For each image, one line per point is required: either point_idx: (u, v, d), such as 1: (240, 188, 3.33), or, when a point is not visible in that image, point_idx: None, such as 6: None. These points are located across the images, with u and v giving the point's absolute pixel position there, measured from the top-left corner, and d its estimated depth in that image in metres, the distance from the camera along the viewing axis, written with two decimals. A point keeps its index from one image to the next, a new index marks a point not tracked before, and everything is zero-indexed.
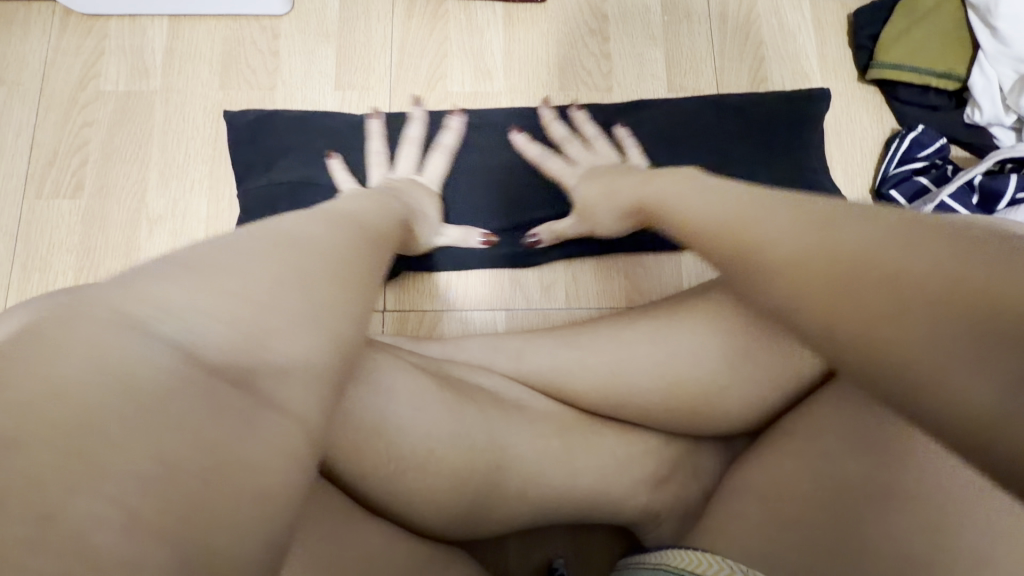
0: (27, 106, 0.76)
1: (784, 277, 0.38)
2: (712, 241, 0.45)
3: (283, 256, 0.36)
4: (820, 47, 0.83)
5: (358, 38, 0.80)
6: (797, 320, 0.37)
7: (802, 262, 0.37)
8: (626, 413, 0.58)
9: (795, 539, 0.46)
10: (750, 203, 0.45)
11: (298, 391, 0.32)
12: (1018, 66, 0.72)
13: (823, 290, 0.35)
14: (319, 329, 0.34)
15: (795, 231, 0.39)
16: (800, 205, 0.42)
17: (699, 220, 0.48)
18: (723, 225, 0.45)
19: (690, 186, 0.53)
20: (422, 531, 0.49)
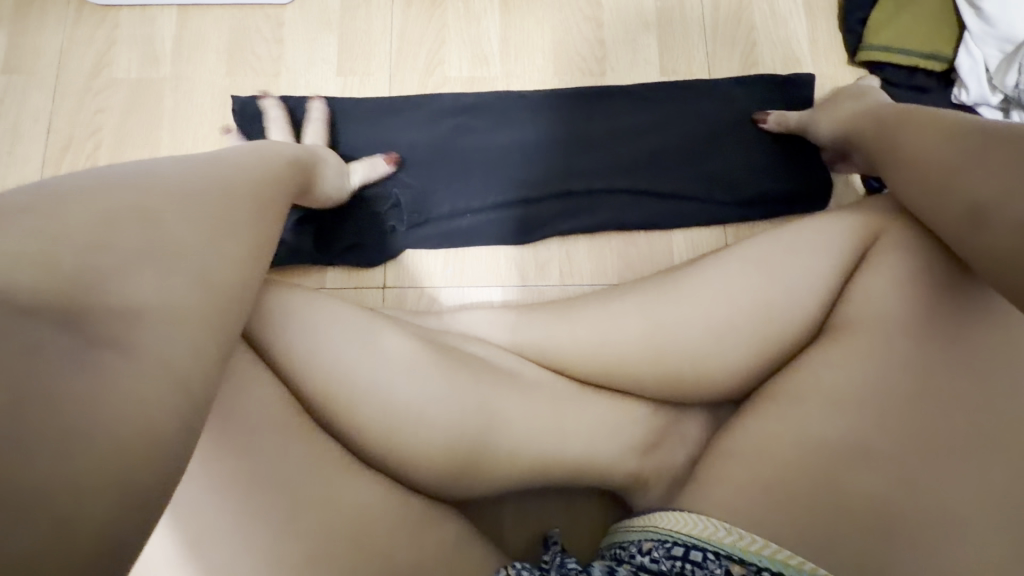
0: (44, 93, 0.79)
1: (969, 212, 0.49)
2: (913, 177, 0.55)
3: (130, 199, 0.39)
4: (811, 31, 0.84)
5: (359, 26, 0.82)
6: (974, 248, 0.48)
7: (991, 200, 0.47)
8: (613, 382, 0.60)
9: (776, 498, 0.48)
10: (961, 139, 0.51)
11: (155, 319, 0.36)
12: (1003, 46, 0.74)
13: (1004, 226, 0.46)
14: (183, 268, 0.38)
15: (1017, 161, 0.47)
16: (982, 143, 0.50)
17: (905, 153, 0.57)
18: (922, 164, 0.54)
19: (902, 114, 0.60)
20: (411, 482, 0.51)
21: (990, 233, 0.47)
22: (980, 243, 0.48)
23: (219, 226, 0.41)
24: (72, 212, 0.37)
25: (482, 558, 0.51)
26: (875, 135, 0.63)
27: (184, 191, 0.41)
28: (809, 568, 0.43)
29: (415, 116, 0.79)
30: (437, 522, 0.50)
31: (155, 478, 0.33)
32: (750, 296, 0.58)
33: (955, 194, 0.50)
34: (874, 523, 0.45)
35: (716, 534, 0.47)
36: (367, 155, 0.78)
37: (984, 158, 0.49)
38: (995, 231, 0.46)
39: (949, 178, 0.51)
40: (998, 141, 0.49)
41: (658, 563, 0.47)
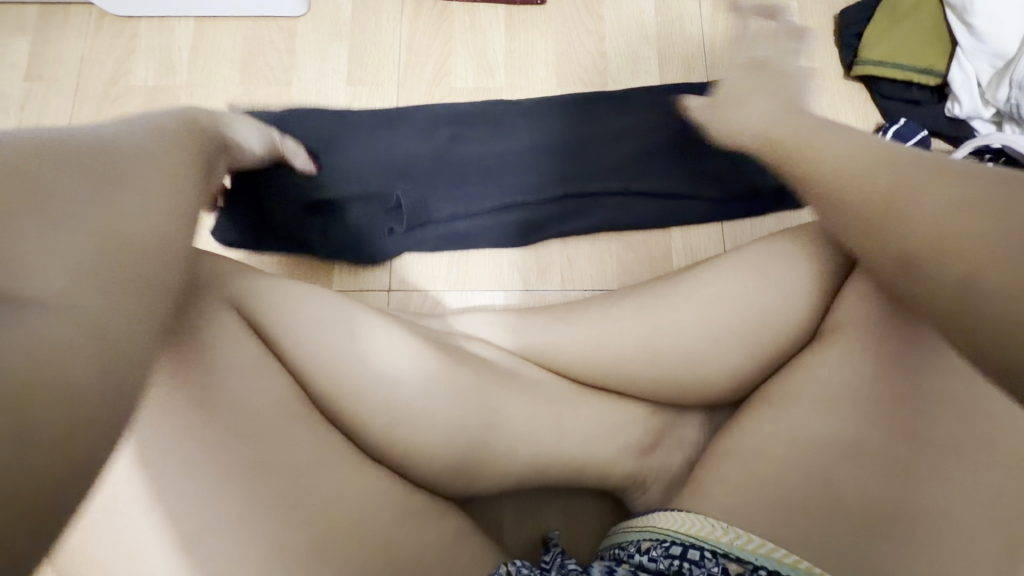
0: (64, 99, 0.82)
1: (924, 240, 0.40)
2: (844, 201, 0.46)
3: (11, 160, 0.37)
4: (807, 46, 0.87)
5: (368, 37, 0.85)
6: (932, 285, 0.39)
7: (948, 228, 0.39)
8: (613, 383, 0.61)
9: (773, 498, 0.49)
10: (902, 168, 0.45)
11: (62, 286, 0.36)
12: (994, 61, 0.77)
13: (976, 256, 0.37)
14: (78, 235, 0.37)
15: (959, 192, 0.40)
16: (934, 170, 0.43)
17: (835, 171, 0.49)
18: (859, 182, 0.46)
19: (833, 137, 0.53)
20: (413, 476, 0.53)
21: (928, 277, 0.39)
22: (934, 286, 0.39)
23: (113, 189, 0.41)
24: None
25: (479, 555, 0.51)
26: (788, 152, 0.56)
27: (70, 155, 0.40)
28: (804, 566, 0.43)
29: (411, 126, 0.81)
30: (436, 518, 0.51)
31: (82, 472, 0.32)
32: (746, 300, 0.59)
33: (889, 235, 0.42)
34: (871, 521, 0.46)
35: (713, 532, 0.47)
36: (365, 169, 0.79)
37: (919, 192, 0.42)
38: (937, 279, 0.38)
39: (878, 218, 0.43)
40: (933, 175, 0.42)
41: (656, 562, 0.47)
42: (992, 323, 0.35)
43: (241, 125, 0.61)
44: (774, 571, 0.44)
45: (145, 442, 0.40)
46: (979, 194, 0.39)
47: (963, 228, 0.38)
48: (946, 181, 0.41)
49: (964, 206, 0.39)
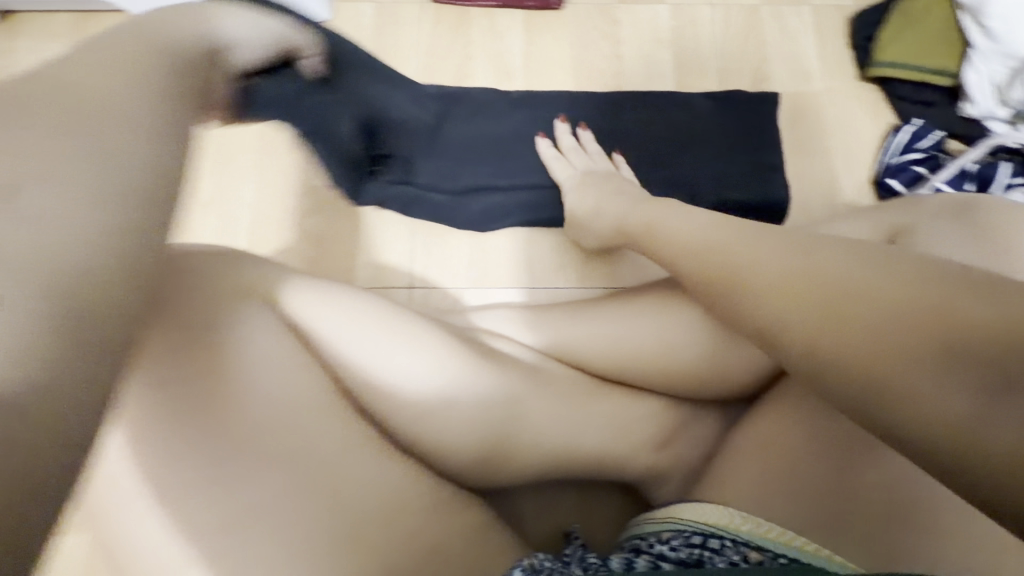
0: None
1: (774, 296, 0.44)
2: (697, 266, 0.50)
3: None
4: (820, 49, 0.88)
5: (389, 42, 0.87)
6: (780, 339, 0.43)
7: (791, 285, 0.43)
8: (631, 377, 0.63)
9: (792, 490, 0.50)
10: (738, 234, 0.49)
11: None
12: (1009, 62, 0.77)
13: (822, 309, 0.41)
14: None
15: (787, 257, 0.45)
16: (774, 235, 0.48)
17: (682, 243, 0.53)
18: (704, 248, 0.51)
19: (673, 211, 0.58)
20: (437, 465, 0.54)
21: (781, 335, 0.43)
22: (784, 341, 0.43)
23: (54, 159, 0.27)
24: None
25: (503, 544, 0.53)
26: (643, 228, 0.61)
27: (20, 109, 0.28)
28: (824, 554, 0.45)
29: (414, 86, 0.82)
30: (461, 507, 0.52)
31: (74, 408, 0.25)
32: None
33: (739, 299, 0.46)
34: (894, 510, 0.47)
35: (733, 522, 0.48)
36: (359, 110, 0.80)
37: (757, 257, 0.46)
38: (788, 339, 0.42)
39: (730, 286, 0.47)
40: (765, 237, 0.47)
41: (677, 551, 0.47)
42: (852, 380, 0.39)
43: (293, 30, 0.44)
44: (793, 558, 0.45)
45: (165, 448, 0.39)
46: (805, 259, 0.44)
47: (798, 291, 0.43)
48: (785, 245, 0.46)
49: (794, 269, 0.44)
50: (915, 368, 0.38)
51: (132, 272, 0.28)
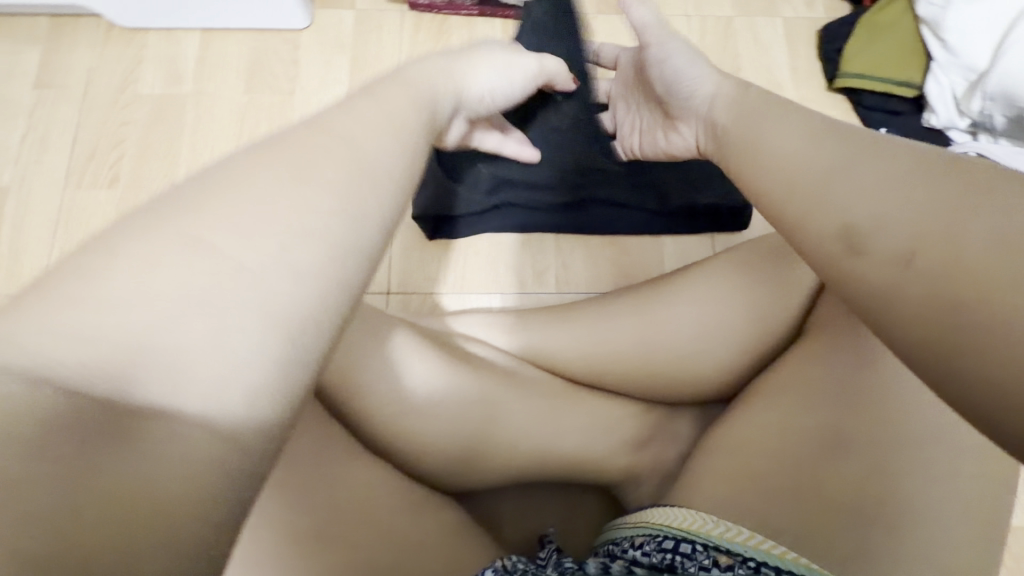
0: (72, 106, 0.84)
1: (875, 216, 0.37)
2: (787, 179, 0.43)
3: (240, 186, 0.32)
4: (792, 60, 0.90)
5: (370, 50, 0.88)
6: (862, 269, 0.37)
7: (898, 205, 0.36)
8: (606, 381, 0.64)
9: (761, 491, 0.51)
10: (840, 145, 0.42)
11: (227, 355, 0.28)
12: (967, 75, 0.80)
13: (932, 234, 0.34)
14: (271, 274, 0.30)
15: (899, 165, 0.38)
16: (886, 148, 0.40)
17: (771, 157, 0.45)
18: (795, 162, 0.43)
19: (778, 117, 0.48)
20: (413, 469, 0.56)
21: (861, 263, 0.37)
22: (865, 267, 0.37)
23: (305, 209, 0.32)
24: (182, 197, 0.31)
25: (478, 547, 0.53)
26: (741, 129, 0.50)
27: (286, 174, 0.33)
28: (789, 556, 0.45)
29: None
30: (437, 511, 0.53)
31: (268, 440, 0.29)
32: (715, 295, 0.63)
33: (826, 209, 0.40)
34: (853, 509, 0.48)
35: (704, 526, 0.49)
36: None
37: (864, 161, 0.39)
38: (875, 257, 0.37)
39: (811, 207, 0.41)
40: (871, 149, 0.40)
41: (649, 556, 0.48)
42: (934, 327, 0.34)
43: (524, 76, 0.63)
44: (763, 562, 0.45)
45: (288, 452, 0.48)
46: (925, 167, 0.37)
47: (900, 208, 0.36)
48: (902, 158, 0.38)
49: (904, 178, 0.37)
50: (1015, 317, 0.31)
51: (328, 327, 0.31)
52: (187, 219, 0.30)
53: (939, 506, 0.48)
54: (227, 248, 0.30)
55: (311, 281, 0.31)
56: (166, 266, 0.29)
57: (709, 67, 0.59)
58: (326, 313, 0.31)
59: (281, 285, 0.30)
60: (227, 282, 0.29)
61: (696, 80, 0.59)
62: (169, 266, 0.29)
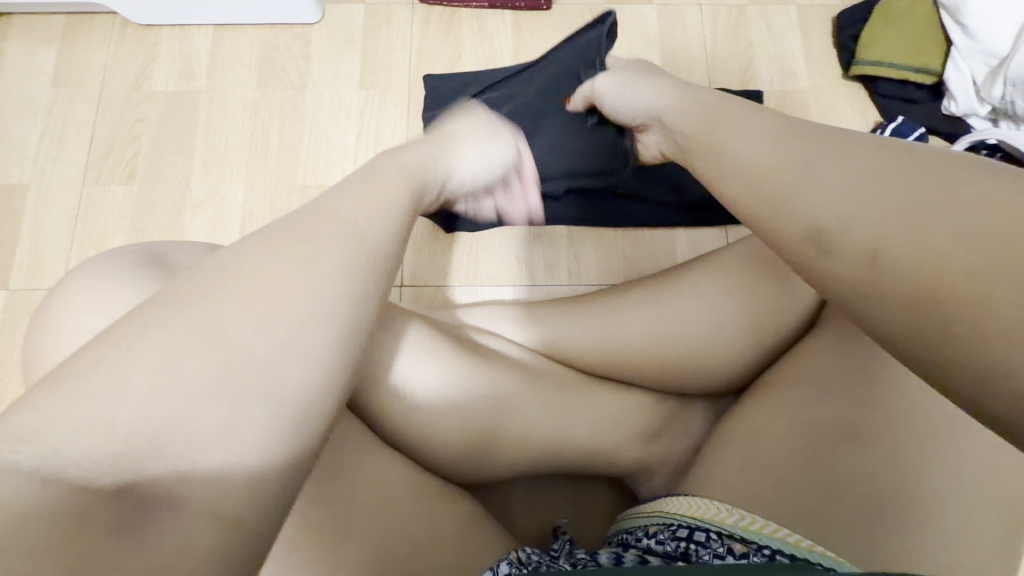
0: (88, 104, 0.85)
1: (840, 215, 0.37)
2: (746, 185, 0.43)
3: (256, 268, 0.35)
4: (806, 48, 0.89)
5: (380, 43, 0.88)
6: (837, 268, 0.37)
7: (862, 201, 0.36)
8: (618, 372, 0.64)
9: (774, 482, 0.50)
10: (795, 140, 0.42)
11: (229, 430, 0.30)
12: (988, 60, 0.79)
13: (898, 231, 0.34)
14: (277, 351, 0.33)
15: (859, 159, 0.38)
16: (843, 140, 0.40)
17: (726, 165, 0.45)
18: (752, 166, 0.43)
19: (740, 117, 0.47)
20: (427, 460, 0.56)
21: (835, 262, 0.37)
22: (840, 265, 0.37)
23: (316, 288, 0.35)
24: (206, 278, 0.34)
25: (490, 537, 0.53)
26: (695, 126, 0.52)
27: (294, 251, 0.36)
28: (805, 544, 0.45)
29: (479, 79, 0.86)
30: (448, 502, 0.54)
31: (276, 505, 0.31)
32: (728, 287, 0.62)
33: (790, 209, 0.40)
34: (869, 498, 0.47)
35: (718, 515, 0.48)
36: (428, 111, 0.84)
37: (823, 157, 0.39)
38: (845, 256, 0.36)
39: (779, 209, 0.40)
40: (829, 143, 0.40)
41: (663, 544, 0.48)
42: (914, 323, 0.34)
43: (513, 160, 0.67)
44: (777, 550, 0.45)
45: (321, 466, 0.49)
46: (886, 161, 0.37)
47: (867, 203, 0.36)
48: (857, 150, 0.38)
49: (866, 174, 0.37)
50: (984, 312, 0.31)
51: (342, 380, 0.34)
52: (205, 298, 0.33)
53: (960, 498, 0.47)
54: (235, 335, 0.32)
55: (310, 352, 0.33)
56: (181, 358, 0.31)
57: (641, 83, 0.63)
58: (331, 380, 0.34)
59: (289, 361, 0.33)
60: (243, 371, 0.32)
61: (635, 100, 0.63)
62: (186, 366, 0.31)
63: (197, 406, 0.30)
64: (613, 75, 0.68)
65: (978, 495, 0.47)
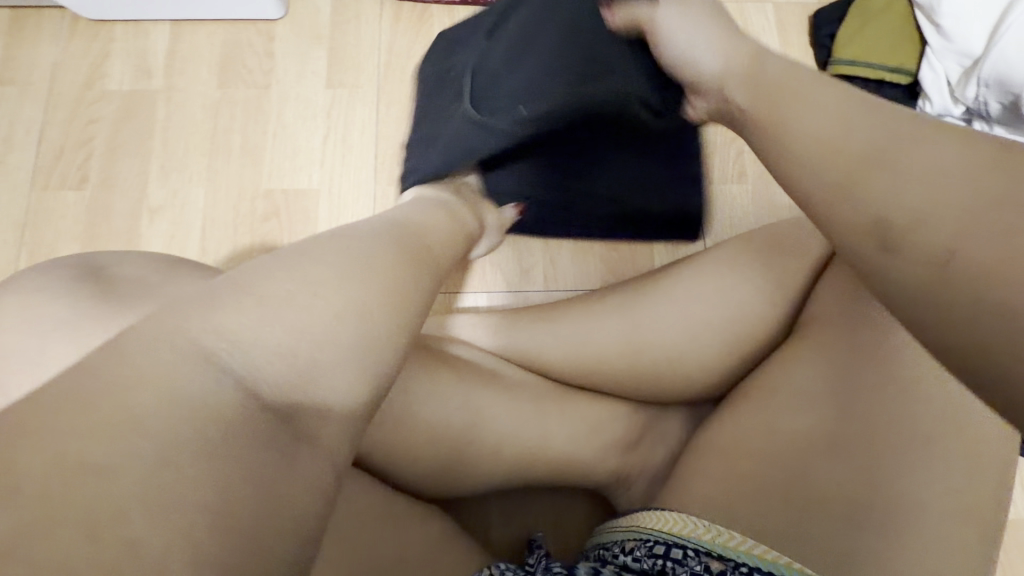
0: (37, 104, 0.80)
1: (918, 212, 0.36)
2: (816, 167, 0.41)
3: (352, 250, 0.38)
4: (784, 46, 0.88)
5: (349, 40, 0.85)
6: (901, 266, 0.37)
7: (939, 201, 0.36)
8: (594, 381, 0.62)
9: (754, 493, 0.49)
10: (872, 130, 0.40)
11: (329, 388, 0.33)
12: (962, 60, 0.79)
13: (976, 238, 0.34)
14: (367, 333, 0.34)
15: (938, 157, 0.37)
16: (920, 135, 0.38)
17: (806, 141, 0.43)
18: (830, 147, 0.41)
19: (816, 93, 0.45)
20: (396, 479, 0.55)
21: (901, 260, 0.37)
22: (899, 261, 0.37)
23: (398, 283, 0.38)
24: (315, 252, 0.37)
25: (461, 555, 0.51)
26: (749, 94, 0.50)
27: (379, 248, 0.39)
28: (783, 561, 0.44)
29: (496, 38, 0.75)
30: (418, 520, 0.52)
31: (319, 499, 0.31)
32: (704, 293, 0.61)
33: (864, 198, 0.38)
34: (856, 510, 0.47)
35: (696, 530, 0.47)
36: (429, 96, 0.79)
37: (900, 150, 0.38)
38: (911, 255, 0.36)
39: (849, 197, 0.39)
40: (910, 137, 0.38)
41: (639, 562, 0.47)
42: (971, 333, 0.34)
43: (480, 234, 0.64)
44: (755, 568, 0.44)
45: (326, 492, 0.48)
46: (974, 163, 0.36)
47: (945, 202, 0.35)
48: (931, 148, 0.37)
49: (946, 172, 0.36)
50: None
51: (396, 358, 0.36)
52: (308, 268, 0.36)
53: (936, 501, 0.47)
54: (324, 309, 0.34)
55: (393, 324, 0.36)
56: (283, 317, 0.33)
57: (709, 34, 0.55)
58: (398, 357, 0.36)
59: (382, 329, 0.35)
60: (337, 347, 0.33)
61: (700, 54, 0.56)
62: (285, 328, 0.33)
63: (305, 372, 0.33)
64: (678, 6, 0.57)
65: (951, 500, 0.47)
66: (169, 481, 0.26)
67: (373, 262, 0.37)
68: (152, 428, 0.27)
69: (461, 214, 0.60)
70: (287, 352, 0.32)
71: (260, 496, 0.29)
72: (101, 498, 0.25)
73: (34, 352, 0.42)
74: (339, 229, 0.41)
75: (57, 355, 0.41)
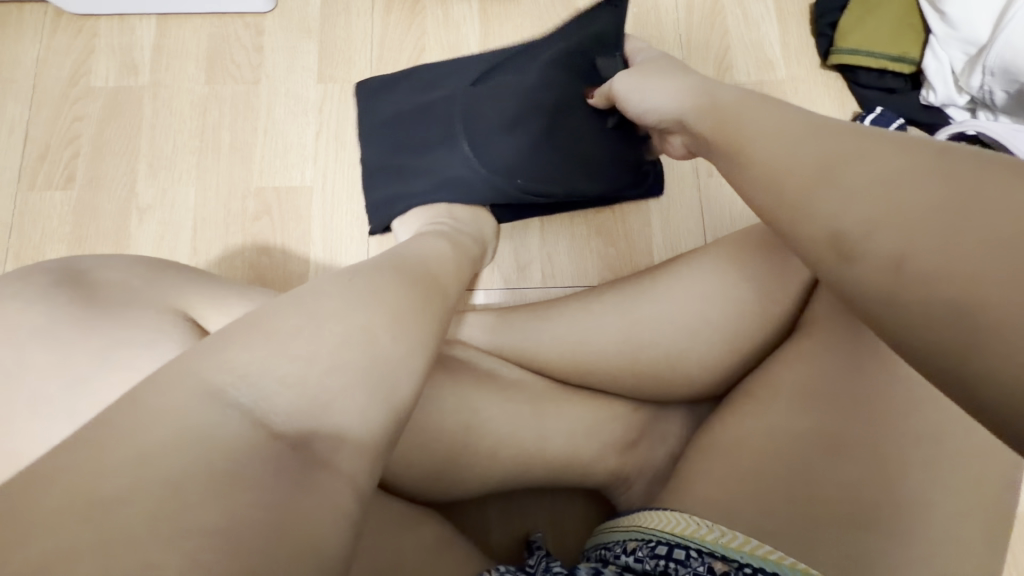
0: (20, 102, 0.79)
1: (872, 218, 0.34)
2: (770, 186, 0.41)
3: (364, 280, 0.37)
4: (783, 36, 0.86)
5: (339, 33, 0.83)
6: (854, 274, 0.34)
7: (895, 206, 0.33)
8: (594, 380, 0.61)
9: (769, 499, 0.47)
10: (827, 142, 0.39)
11: (342, 411, 0.31)
12: (966, 48, 0.77)
13: (933, 238, 0.32)
14: (379, 358, 0.33)
15: (891, 164, 0.35)
16: (877, 144, 0.37)
17: (771, 161, 0.42)
18: (786, 165, 0.40)
19: (776, 114, 0.45)
20: (389, 484, 0.54)
21: (857, 266, 0.34)
22: (858, 259, 0.34)
23: (411, 311, 0.37)
24: (329, 283, 0.37)
25: (460, 559, 0.50)
26: (712, 124, 0.50)
27: (395, 279, 0.39)
28: (790, 562, 0.42)
29: (464, 77, 0.78)
30: (413, 525, 0.51)
31: (342, 522, 0.28)
32: (704, 290, 0.60)
33: (814, 215, 0.37)
34: (857, 512, 0.45)
35: (698, 530, 0.46)
36: (402, 123, 0.77)
37: (852, 159, 0.37)
38: (867, 262, 0.34)
39: (801, 211, 0.38)
40: (868, 146, 0.37)
41: (641, 562, 0.46)
42: (940, 338, 0.30)
43: (478, 248, 0.63)
44: (760, 568, 0.43)
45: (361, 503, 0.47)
46: (923, 167, 0.34)
47: (898, 209, 0.33)
48: (886, 154, 0.36)
49: (899, 175, 0.34)
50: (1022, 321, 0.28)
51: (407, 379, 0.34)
52: (324, 302, 0.34)
53: (943, 499, 0.46)
54: (332, 339, 0.32)
55: (401, 345, 0.34)
56: (292, 347, 0.31)
57: (663, 79, 0.60)
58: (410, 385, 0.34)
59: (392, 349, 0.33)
60: (351, 376, 0.32)
61: (658, 101, 0.59)
62: (295, 362, 0.31)
63: (321, 399, 0.30)
64: (630, 76, 0.64)
65: (958, 501, 0.46)
66: (175, 504, 0.24)
67: (384, 298, 0.36)
68: (139, 452, 0.25)
69: (464, 241, 0.61)
70: (294, 385, 0.30)
71: (285, 516, 0.26)
72: (103, 528, 0.22)
73: (8, 362, 0.40)
74: (354, 265, 0.40)
75: (40, 371, 0.40)
